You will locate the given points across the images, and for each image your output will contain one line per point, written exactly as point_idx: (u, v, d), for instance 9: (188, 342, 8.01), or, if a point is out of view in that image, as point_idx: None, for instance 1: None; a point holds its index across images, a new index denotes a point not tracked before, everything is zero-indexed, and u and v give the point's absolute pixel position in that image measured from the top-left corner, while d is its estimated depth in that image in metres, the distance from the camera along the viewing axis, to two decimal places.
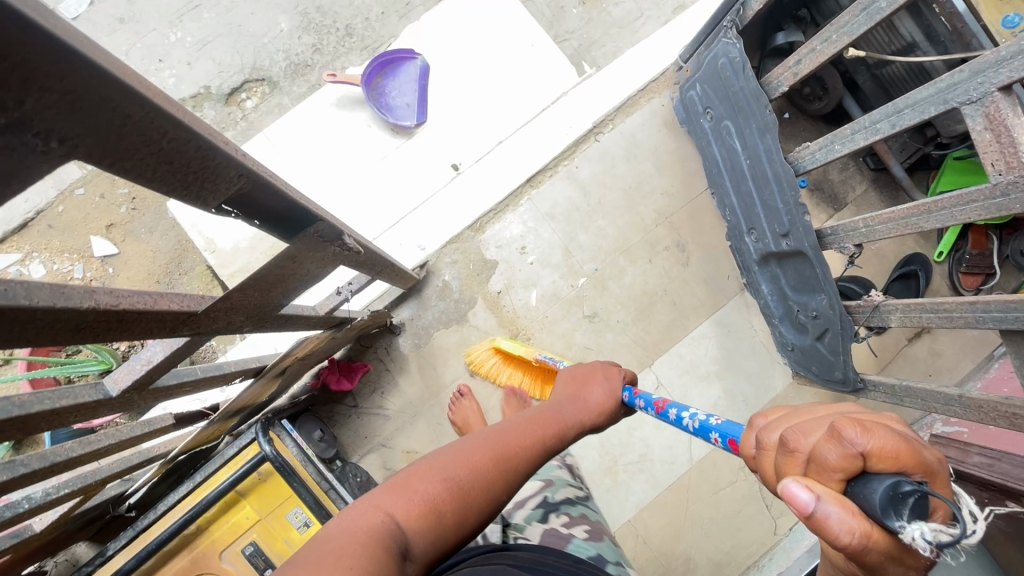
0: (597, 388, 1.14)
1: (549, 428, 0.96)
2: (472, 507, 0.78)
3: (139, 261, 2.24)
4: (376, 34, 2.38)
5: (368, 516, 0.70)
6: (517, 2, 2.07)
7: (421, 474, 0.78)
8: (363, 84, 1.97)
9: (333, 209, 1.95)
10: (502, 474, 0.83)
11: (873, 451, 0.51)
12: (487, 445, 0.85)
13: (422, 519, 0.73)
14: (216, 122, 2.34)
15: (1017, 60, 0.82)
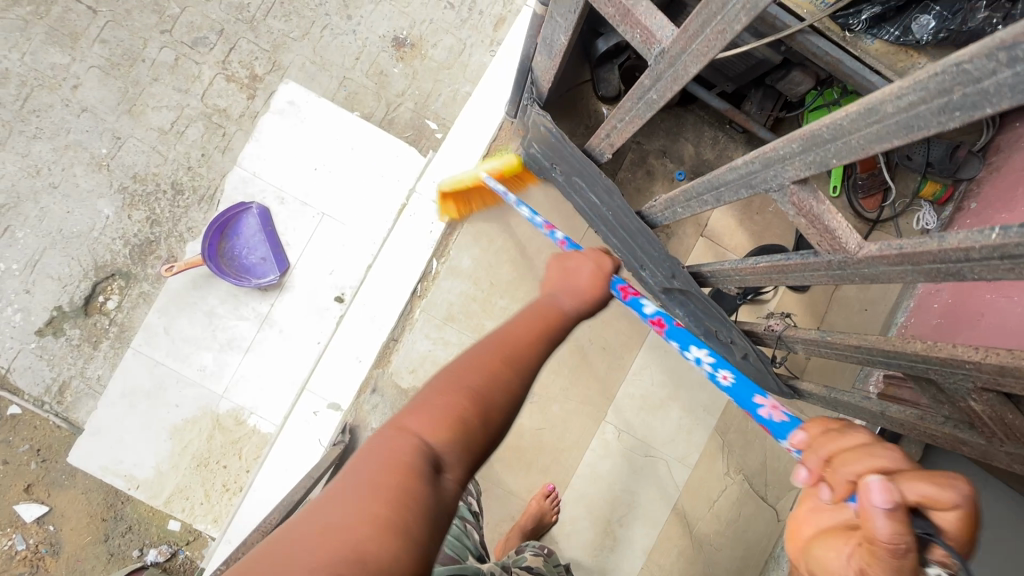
0: (586, 253, 1.07)
1: (548, 332, 0.87)
2: (494, 419, 0.75)
3: (76, 508, 2.10)
4: (206, 178, 2.17)
5: (390, 452, 0.67)
6: (330, 105, 1.92)
7: (439, 392, 0.74)
8: (207, 260, 1.80)
9: (241, 394, 1.85)
10: (512, 380, 0.78)
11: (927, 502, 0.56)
12: (495, 356, 0.79)
13: (446, 431, 0.71)
14: (85, 338, 2.14)
15: (800, 159, 0.84)
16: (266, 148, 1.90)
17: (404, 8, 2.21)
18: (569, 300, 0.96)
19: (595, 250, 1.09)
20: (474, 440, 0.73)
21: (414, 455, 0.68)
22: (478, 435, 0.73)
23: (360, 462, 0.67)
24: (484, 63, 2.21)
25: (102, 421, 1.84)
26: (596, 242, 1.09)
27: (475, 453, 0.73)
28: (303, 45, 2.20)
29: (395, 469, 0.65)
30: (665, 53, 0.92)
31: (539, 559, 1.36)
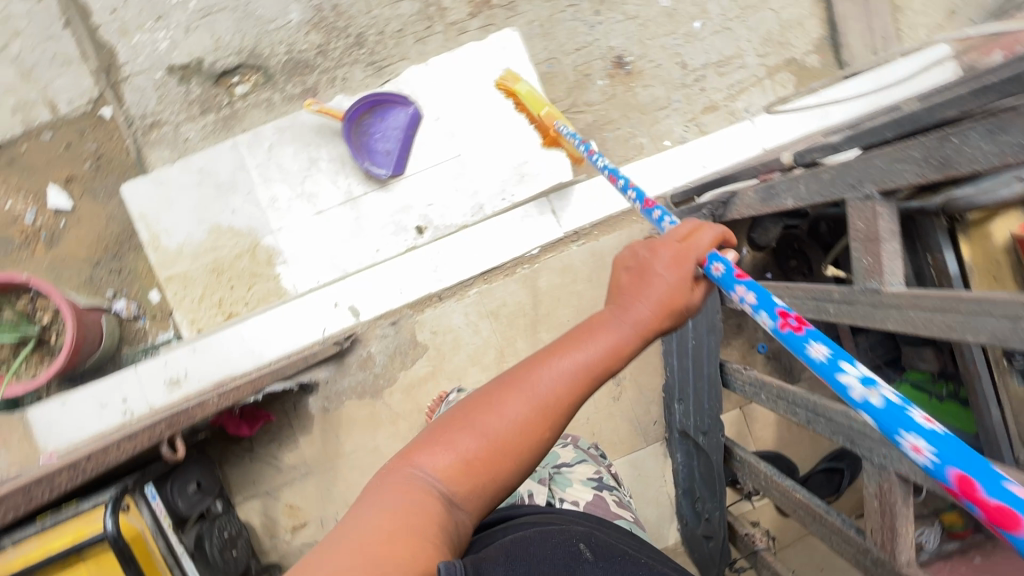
0: (667, 273, 0.81)
1: (585, 375, 0.78)
2: (512, 461, 0.76)
3: (91, 223, 2.17)
4: (388, 51, 2.16)
5: (399, 495, 0.71)
6: (533, 73, 1.93)
7: (452, 425, 0.77)
8: (346, 119, 1.82)
9: (286, 244, 1.87)
10: (539, 430, 0.76)
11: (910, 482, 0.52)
12: (517, 399, 0.76)
13: (458, 474, 0.74)
14: (199, 99, 2.18)
15: (919, 465, 0.86)
16: (456, 70, 1.92)
17: (644, 40, 2.22)
18: (633, 320, 0.80)
19: (696, 242, 0.83)
20: (492, 476, 0.76)
21: (425, 494, 0.72)
22: (497, 474, 0.76)
23: (378, 484, 0.74)
24: (672, 132, 2.22)
25: (169, 179, 1.87)
26: (685, 242, 0.84)
27: (496, 485, 0.77)
28: (544, 5, 2.18)
29: (406, 505, 0.70)
30: (878, 293, 0.91)
31: (574, 451, 1.45)
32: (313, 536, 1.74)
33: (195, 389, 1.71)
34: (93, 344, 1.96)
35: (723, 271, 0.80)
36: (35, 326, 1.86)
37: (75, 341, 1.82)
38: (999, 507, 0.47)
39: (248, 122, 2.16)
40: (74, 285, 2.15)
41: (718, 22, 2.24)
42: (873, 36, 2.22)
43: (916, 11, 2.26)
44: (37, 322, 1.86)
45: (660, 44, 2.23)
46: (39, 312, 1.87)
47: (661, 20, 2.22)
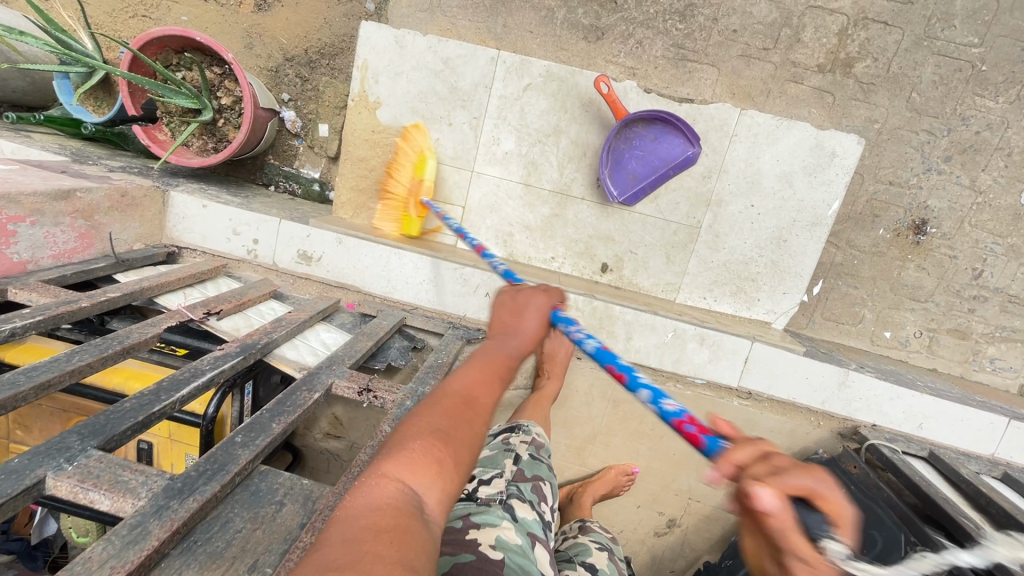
0: (536, 311, 0.82)
1: (495, 365, 0.73)
2: (460, 456, 0.62)
3: (307, 16, 1.94)
4: (705, 45, 1.75)
5: (365, 495, 0.56)
6: (838, 198, 1.56)
7: (398, 443, 0.61)
8: (620, 118, 1.51)
9: (476, 194, 1.68)
10: (473, 425, 0.65)
11: (823, 494, 0.48)
12: (443, 404, 0.66)
13: (429, 472, 0.59)
14: None
15: None
16: (766, 143, 1.55)
17: (965, 222, 1.79)
18: (517, 344, 0.77)
19: (535, 296, 0.84)
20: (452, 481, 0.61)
21: (402, 507, 0.55)
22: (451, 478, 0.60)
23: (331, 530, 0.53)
24: (905, 326, 1.90)
25: (411, 49, 1.61)
26: (541, 297, 0.84)
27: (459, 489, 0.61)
28: (902, 112, 1.72)
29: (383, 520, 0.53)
30: None
31: (605, 561, 1.09)
32: (338, 450, 1.77)
33: (319, 276, 1.64)
34: (253, 145, 1.86)
35: (556, 315, 0.87)
36: (213, 103, 1.74)
37: (238, 148, 1.70)
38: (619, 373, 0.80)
39: (514, 20, 1.81)
40: (257, 66, 1.98)
41: None
42: None
43: None
44: (215, 100, 1.74)
45: (976, 238, 1.80)
46: (222, 91, 1.75)
47: (1003, 215, 1.78)
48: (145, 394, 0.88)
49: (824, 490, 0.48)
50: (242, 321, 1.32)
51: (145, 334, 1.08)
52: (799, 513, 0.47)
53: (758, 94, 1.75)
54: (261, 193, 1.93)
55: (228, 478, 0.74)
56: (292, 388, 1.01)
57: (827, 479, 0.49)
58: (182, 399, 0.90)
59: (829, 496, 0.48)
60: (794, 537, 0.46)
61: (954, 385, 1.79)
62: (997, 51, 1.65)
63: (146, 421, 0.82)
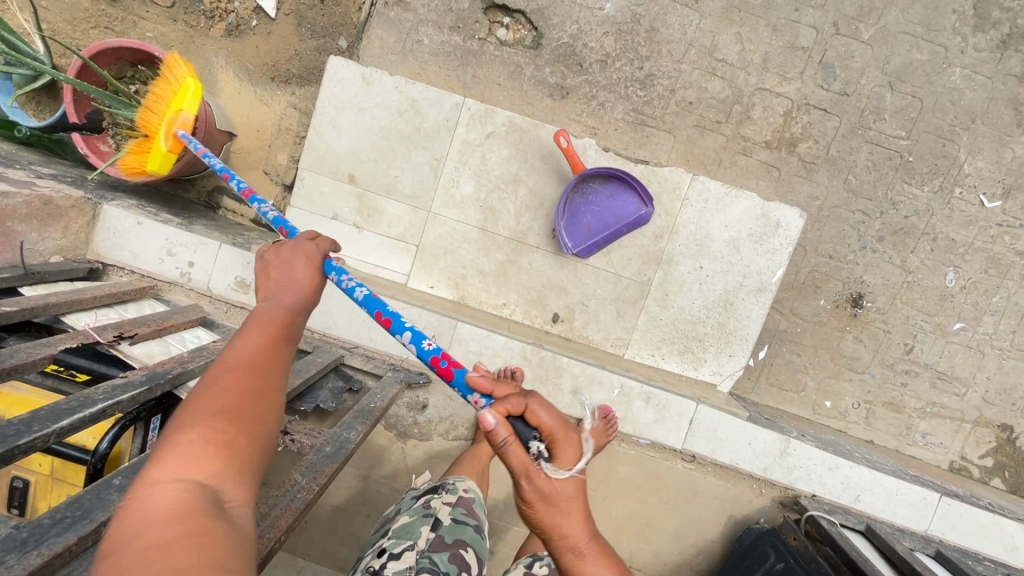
0: (305, 264, 0.80)
1: (277, 323, 0.69)
2: (262, 432, 0.58)
3: (278, 45, 1.94)
4: (661, 113, 1.84)
5: (143, 510, 0.47)
6: (781, 266, 1.61)
7: (172, 435, 0.53)
8: (579, 173, 1.53)
9: (432, 235, 1.66)
10: (270, 391, 0.61)
11: (546, 424, 0.73)
12: (231, 369, 0.60)
13: (222, 467, 0.52)
14: (460, 15, 1.86)
15: None
16: (716, 209, 1.61)
17: (896, 299, 1.89)
18: (291, 297, 0.75)
19: (299, 247, 0.83)
20: (250, 460, 0.55)
21: (192, 500, 0.48)
22: (248, 452, 0.55)
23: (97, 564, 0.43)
24: (843, 397, 1.94)
25: (379, 88, 1.63)
26: (309, 244, 0.85)
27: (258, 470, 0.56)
28: (840, 191, 1.84)
29: (165, 530, 0.45)
30: None
31: None
32: None
33: (255, 306, 1.55)
34: (204, 167, 1.80)
35: (329, 263, 0.88)
36: None
37: (186, 166, 1.63)
38: (387, 320, 0.86)
39: (483, 71, 1.87)
40: (221, 89, 1.94)
41: (977, 339, 1.90)
42: None
43: None
44: None
45: (907, 314, 1.90)
46: None
47: (930, 295, 1.88)
48: (14, 423, 0.76)
49: (542, 416, 0.73)
50: (158, 349, 1.20)
51: (36, 355, 0.96)
52: (518, 427, 0.73)
53: (710, 162, 1.84)
54: (206, 215, 1.85)
55: (90, 529, 0.64)
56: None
57: (542, 402, 0.75)
58: (59, 432, 0.79)
59: (565, 440, 0.73)
60: (515, 446, 0.70)
61: (890, 458, 1.82)
62: (922, 145, 1.80)
63: (7, 455, 0.72)
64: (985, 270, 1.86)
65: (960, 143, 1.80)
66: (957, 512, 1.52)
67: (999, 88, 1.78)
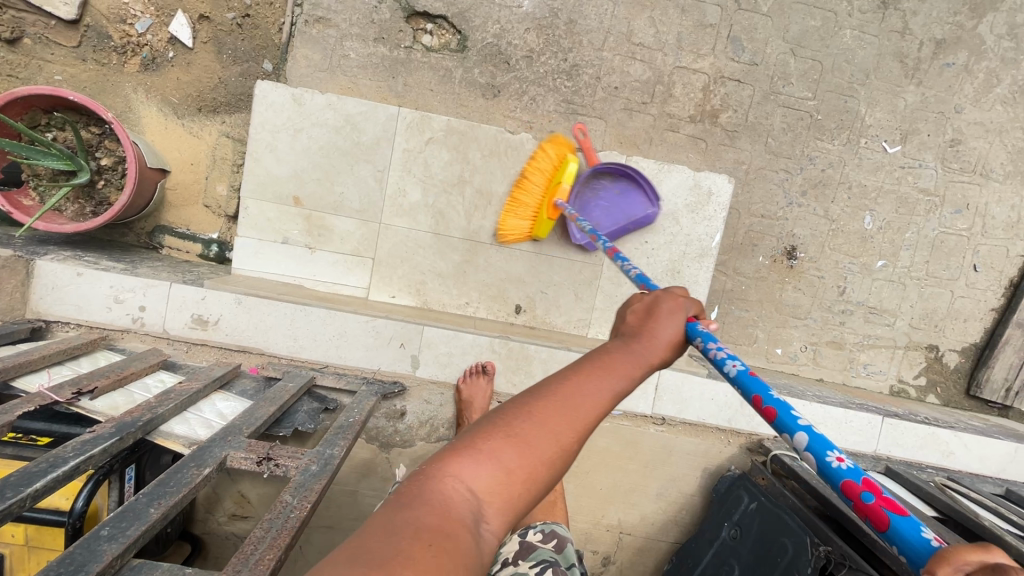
0: (675, 320, 0.76)
1: (620, 372, 0.66)
2: (541, 478, 0.59)
3: (199, 74, 1.90)
4: (590, 100, 1.93)
5: (428, 495, 0.54)
6: (718, 231, 1.73)
7: (488, 433, 0.59)
8: (593, 167, 1.58)
9: (387, 245, 1.68)
10: (569, 443, 0.60)
11: None
12: (559, 406, 0.61)
13: (499, 488, 0.56)
14: (382, 26, 1.88)
15: None
16: (652, 185, 1.70)
17: (824, 246, 2.06)
18: (648, 352, 0.70)
19: (670, 297, 0.80)
20: (520, 496, 0.57)
21: (458, 511, 0.53)
22: (523, 491, 0.58)
23: (389, 513, 0.52)
24: (791, 343, 2.10)
25: (312, 108, 1.63)
26: (680, 298, 0.80)
27: (523, 510, 0.58)
28: (762, 154, 1.98)
29: (431, 527, 0.50)
30: None
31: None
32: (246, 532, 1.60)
33: (217, 341, 1.53)
34: (139, 207, 1.75)
35: (694, 326, 0.79)
36: (90, 164, 1.62)
37: (121, 209, 1.59)
38: (768, 409, 0.69)
39: (414, 79, 1.90)
40: (146, 125, 1.89)
41: (898, 273, 2.10)
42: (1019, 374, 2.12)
43: None
44: (93, 162, 1.62)
45: (836, 259, 2.07)
46: (101, 151, 1.66)
47: (853, 239, 2.06)
48: None
49: None
50: (122, 399, 1.19)
51: None
52: None
53: (641, 141, 1.94)
54: (149, 257, 1.79)
55: None
56: (176, 466, 0.91)
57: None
58: (34, 495, 0.79)
59: None
60: None
61: (837, 391, 1.99)
62: (827, 103, 1.97)
63: None
64: (896, 209, 2.05)
65: (859, 98, 1.97)
66: (898, 429, 1.69)
67: (886, 44, 1.95)
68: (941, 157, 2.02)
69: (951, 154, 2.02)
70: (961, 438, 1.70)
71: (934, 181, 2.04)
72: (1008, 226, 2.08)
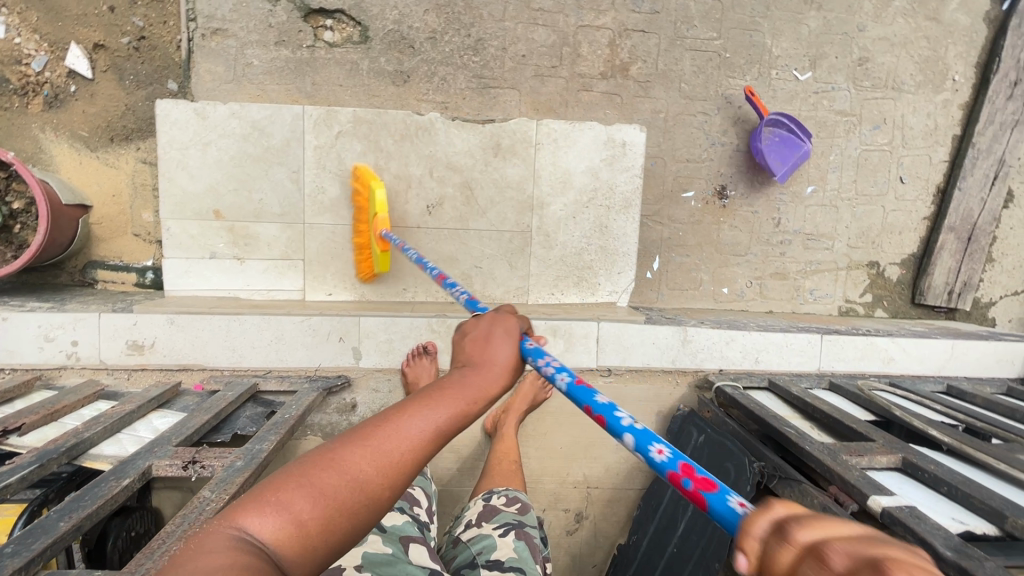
0: (505, 340, 0.73)
1: (452, 406, 0.61)
2: (354, 523, 0.51)
3: (105, 104, 1.88)
4: (500, 72, 1.93)
5: (202, 559, 0.43)
6: (639, 180, 1.76)
7: (285, 475, 0.50)
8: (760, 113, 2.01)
9: (315, 244, 1.69)
10: (390, 481, 0.54)
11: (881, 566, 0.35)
12: (376, 445, 0.54)
13: (299, 536, 0.48)
14: (281, 28, 1.86)
15: None
16: (566, 145, 1.72)
17: (754, 181, 2.09)
18: (484, 379, 0.67)
19: (500, 319, 0.78)
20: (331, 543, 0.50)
21: (241, 570, 0.43)
22: (336, 537, 0.50)
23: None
24: (735, 281, 2.14)
25: (216, 119, 1.63)
26: (509, 317, 0.79)
27: (325, 562, 0.50)
28: (678, 100, 2.00)
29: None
30: None
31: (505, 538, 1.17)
32: None
33: (156, 364, 1.54)
34: (63, 245, 1.73)
35: (525, 345, 0.77)
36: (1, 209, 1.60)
37: (39, 249, 1.57)
38: (705, 479, 0.57)
39: (321, 77, 1.89)
40: (60, 163, 1.86)
41: (829, 196, 2.14)
42: (959, 276, 2.18)
43: (1002, 270, 2.26)
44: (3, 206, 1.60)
45: (767, 192, 2.11)
46: (11, 195, 1.64)
47: None
48: None
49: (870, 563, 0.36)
50: (55, 432, 1.20)
51: None
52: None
53: (557, 105, 1.95)
54: (83, 294, 1.78)
55: None
56: (95, 480, 0.93)
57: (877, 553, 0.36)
58: None
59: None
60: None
61: (784, 319, 2.03)
62: (733, 40, 1.99)
63: None
64: (817, 134, 2.09)
65: (764, 30, 2.00)
66: (839, 344, 1.74)
67: None
68: (851, 77, 2.06)
69: (861, 72, 2.06)
70: (900, 343, 1.75)
71: (849, 102, 2.07)
72: (927, 134, 2.13)
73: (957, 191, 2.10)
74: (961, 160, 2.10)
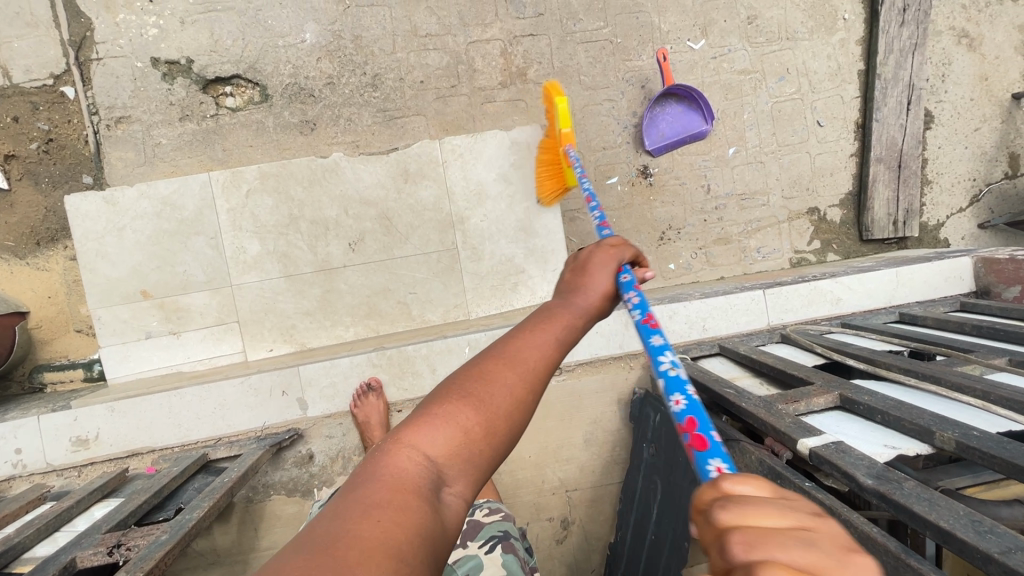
0: (604, 273, 0.75)
1: (554, 326, 0.66)
2: (504, 439, 0.58)
3: (26, 212, 1.90)
4: (402, 101, 1.97)
5: (388, 470, 0.52)
6: None
7: (445, 398, 0.58)
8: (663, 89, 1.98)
9: (246, 303, 1.69)
10: (525, 399, 0.60)
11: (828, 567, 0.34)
12: (508, 365, 0.61)
13: (458, 452, 0.55)
14: (182, 103, 1.90)
15: None
16: (473, 157, 1.74)
17: (674, 155, 2.11)
18: (584, 300, 0.70)
19: (599, 249, 0.78)
20: (485, 457, 0.57)
21: (414, 484, 0.52)
22: (491, 450, 0.57)
23: (352, 491, 0.51)
24: (680, 255, 2.14)
25: (126, 202, 1.65)
26: (608, 250, 0.78)
27: (486, 470, 0.57)
28: (581, 93, 2.03)
29: (385, 501, 0.49)
30: None
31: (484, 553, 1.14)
32: None
33: (103, 456, 1.53)
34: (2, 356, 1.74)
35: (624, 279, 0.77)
36: None
37: None
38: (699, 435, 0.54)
39: (230, 141, 1.92)
40: None
41: (752, 153, 2.15)
42: (900, 204, 2.17)
43: (943, 189, 2.25)
44: None
45: (690, 162, 2.12)
46: None
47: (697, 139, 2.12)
48: None
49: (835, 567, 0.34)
50: None
51: None
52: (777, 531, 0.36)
53: (464, 122, 1.98)
54: (31, 400, 1.78)
55: None
56: None
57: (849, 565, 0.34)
58: None
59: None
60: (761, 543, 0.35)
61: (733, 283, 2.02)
62: (621, 25, 2.03)
63: None
64: (725, 97, 2.11)
65: (649, 10, 2.04)
66: (782, 296, 1.72)
67: None
68: (744, 37, 2.09)
69: (752, 30, 2.10)
70: (844, 282, 1.74)
71: (748, 60, 2.11)
72: (832, 75, 2.16)
73: (875, 123, 2.11)
74: (872, 93, 2.12)
